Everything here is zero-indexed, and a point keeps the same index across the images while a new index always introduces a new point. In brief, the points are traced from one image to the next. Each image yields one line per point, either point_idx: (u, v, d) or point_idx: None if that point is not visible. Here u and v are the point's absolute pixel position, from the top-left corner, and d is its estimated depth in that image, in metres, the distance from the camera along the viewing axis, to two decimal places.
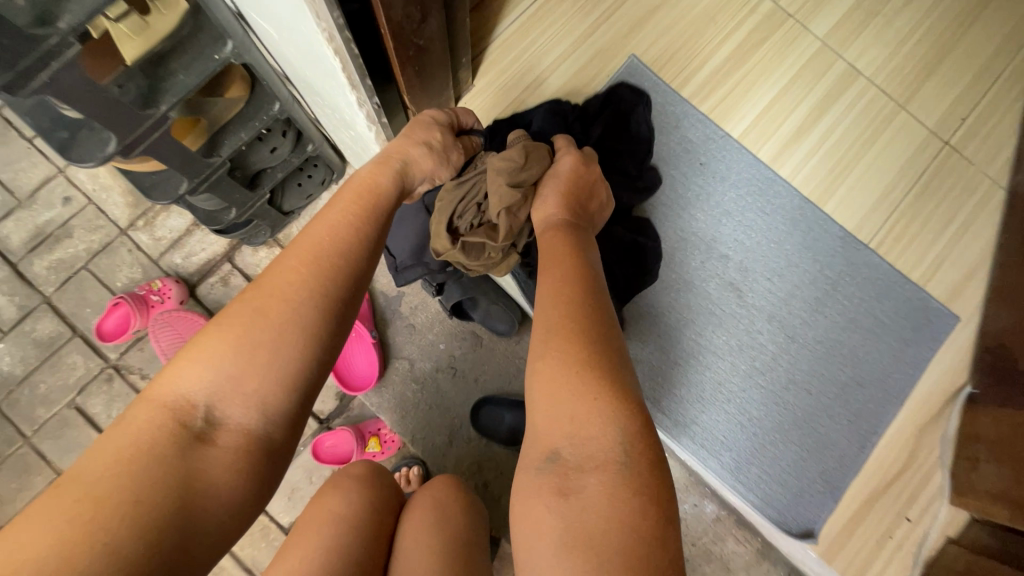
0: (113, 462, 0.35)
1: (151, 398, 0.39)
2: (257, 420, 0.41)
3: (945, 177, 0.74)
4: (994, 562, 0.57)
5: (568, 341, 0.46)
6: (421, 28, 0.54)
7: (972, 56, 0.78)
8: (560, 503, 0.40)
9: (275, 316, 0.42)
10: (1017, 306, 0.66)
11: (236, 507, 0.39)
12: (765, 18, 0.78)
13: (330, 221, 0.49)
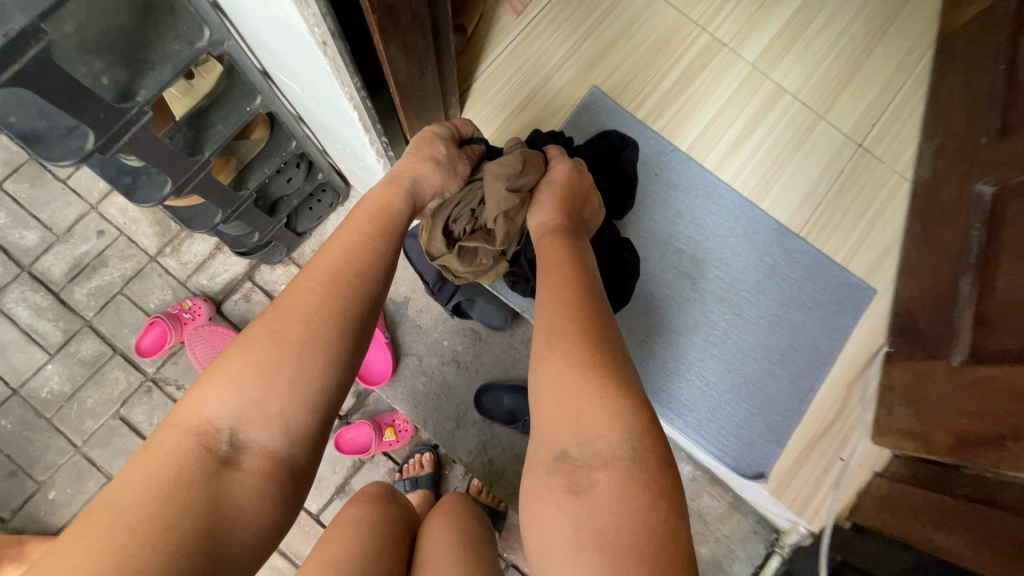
0: (145, 489, 0.39)
1: (180, 424, 0.43)
2: (281, 443, 0.45)
3: (861, 174, 0.89)
4: (911, 488, 0.71)
5: (567, 347, 0.53)
6: (420, 81, 0.67)
7: (878, 70, 0.93)
8: (573, 501, 0.46)
9: (294, 341, 0.47)
10: (919, 279, 0.80)
11: (263, 526, 0.43)
12: (704, 48, 0.92)
13: (338, 252, 0.53)
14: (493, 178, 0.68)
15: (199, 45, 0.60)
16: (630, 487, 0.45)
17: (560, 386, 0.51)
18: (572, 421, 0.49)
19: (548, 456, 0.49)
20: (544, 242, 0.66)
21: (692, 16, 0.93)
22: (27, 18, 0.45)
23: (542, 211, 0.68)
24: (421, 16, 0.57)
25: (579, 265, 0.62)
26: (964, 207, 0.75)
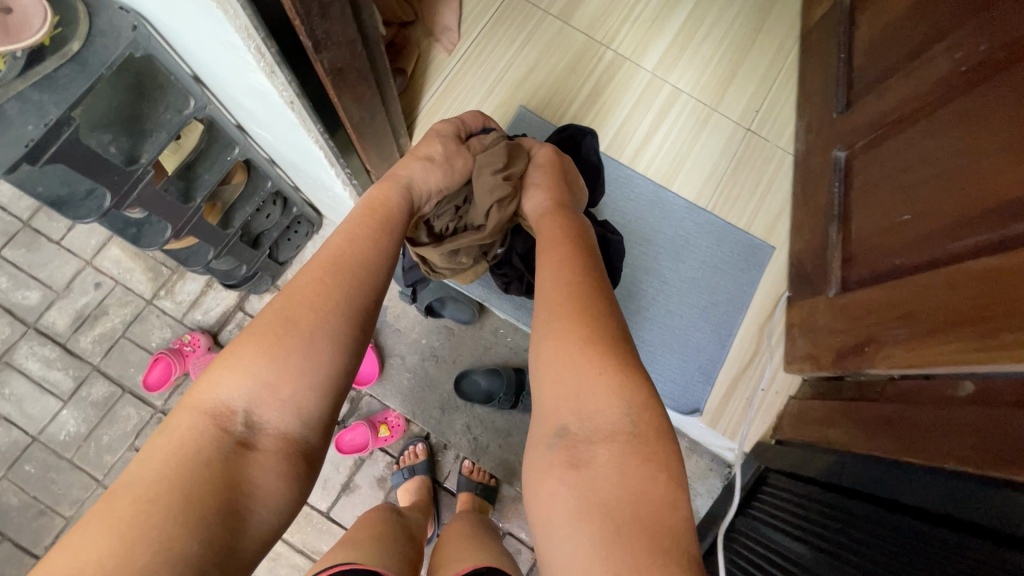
0: (162, 469, 0.40)
1: (195, 405, 0.45)
2: (295, 426, 0.47)
3: (752, 153, 1.06)
4: (818, 401, 0.87)
5: (574, 323, 0.57)
6: (370, 119, 0.81)
7: (756, 66, 1.11)
8: (572, 473, 0.50)
9: (304, 328, 0.48)
10: (802, 235, 0.98)
11: (281, 506, 0.44)
12: (611, 64, 1.09)
13: (337, 244, 0.56)
14: (484, 170, 0.77)
15: (186, 111, 0.72)
16: (631, 461, 0.49)
17: (563, 362, 0.55)
18: (576, 399, 0.53)
19: (549, 433, 0.53)
20: (545, 217, 0.74)
21: (597, 38, 1.10)
22: (59, 109, 0.59)
23: (533, 197, 0.77)
24: (365, 72, 0.72)
25: (577, 249, 0.66)
26: (826, 171, 0.94)
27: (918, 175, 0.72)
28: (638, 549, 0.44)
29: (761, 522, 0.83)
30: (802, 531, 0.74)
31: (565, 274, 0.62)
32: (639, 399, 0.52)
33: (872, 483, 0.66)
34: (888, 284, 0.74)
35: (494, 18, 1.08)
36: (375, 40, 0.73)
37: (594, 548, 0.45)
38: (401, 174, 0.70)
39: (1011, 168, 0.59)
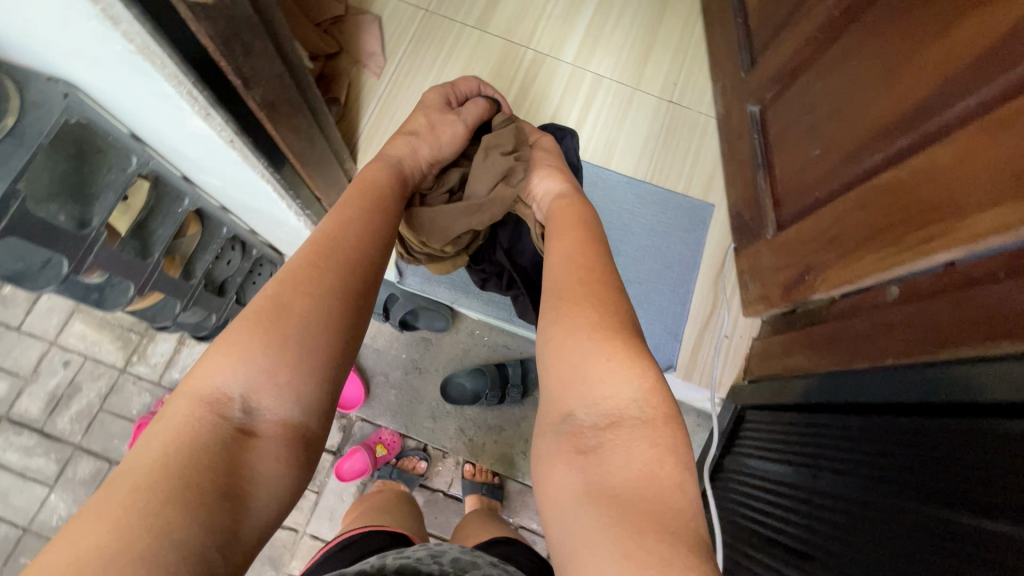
0: (160, 455, 0.38)
1: (191, 392, 0.43)
2: (295, 411, 0.44)
3: (678, 122, 1.14)
4: (788, 331, 0.90)
5: (586, 309, 0.55)
6: (310, 142, 0.84)
7: (667, 42, 1.19)
8: (581, 460, 0.47)
9: (301, 310, 0.47)
10: (735, 189, 1.05)
11: (282, 493, 0.42)
12: (533, 62, 1.15)
13: (328, 225, 0.55)
14: (491, 153, 0.81)
15: (131, 169, 0.76)
16: (639, 445, 0.46)
17: (576, 351, 0.53)
18: (587, 387, 0.50)
19: (558, 419, 0.51)
20: (559, 202, 0.74)
21: (516, 40, 1.16)
22: (5, 183, 0.60)
23: (541, 180, 0.79)
24: (298, 104, 0.76)
25: (582, 244, 0.64)
26: (745, 126, 1.01)
27: (821, 112, 0.79)
28: (650, 533, 0.40)
29: (751, 458, 0.86)
30: (785, 454, 0.77)
31: (577, 257, 0.62)
32: (646, 385, 0.49)
33: (843, 390, 0.69)
34: (815, 214, 0.80)
35: (414, 38, 1.13)
36: (302, 72, 0.77)
37: (599, 530, 0.41)
38: (391, 154, 0.71)
39: (896, 85, 0.65)
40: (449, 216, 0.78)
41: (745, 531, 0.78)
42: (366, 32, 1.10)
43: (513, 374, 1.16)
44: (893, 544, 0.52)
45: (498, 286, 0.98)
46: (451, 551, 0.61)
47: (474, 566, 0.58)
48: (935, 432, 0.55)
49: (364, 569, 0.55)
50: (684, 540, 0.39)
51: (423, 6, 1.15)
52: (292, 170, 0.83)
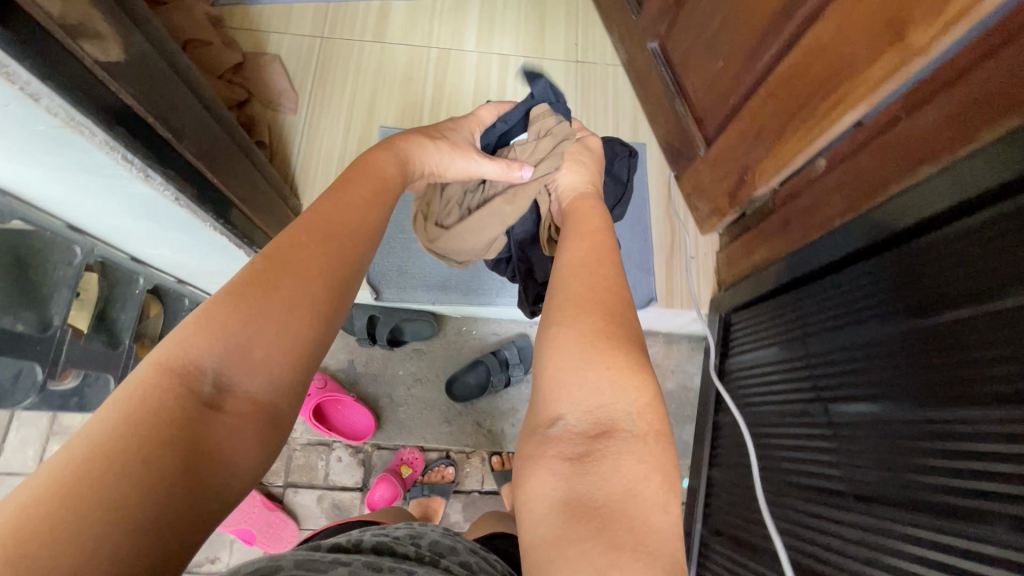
0: (126, 419, 0.34)
1: (162, 359, 0.38)
2: (267, 390, 0.41)
3: (590, 77, 1.19)
4: (751, 228, 0.95)
5: (588, 313, 0.46)
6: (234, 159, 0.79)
7: (558, 8, 1.24)
8: (570, 470, 0.38)
9: (285, 290, 0.43)
10: (659, 123, 1.12)
11: (245, 472, 0.38)
12: (439, 59, 1.18)
13: (330, 207, 0.50)
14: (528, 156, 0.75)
15: (76, 262, 0.73)
16: (626, 459, 0.37)
17: (573, 356, 0.43)
18: (582, 392, 0.42)
19: (546, 423, 0.42)
20: (582, 201, 0.66)
21: (418, 43, 1.19)
22: None
23: (567, 171, 0.69)
24: (221, 139, 0.75)
25: (575, 254, 0.55)
26: (651, 63, 1.08)
27: (714, 26, 0.86)
28: (632, 553, 0.32)
29: (747, 353, 0.89)
30: (785, 334, 0.79)
31: (583, 257, 0.54)
32: (644, 398, 0.41)
33: (828, 248, 0.70)
34: (737, 119, 0.87)
35: (318, 67, 1.14)
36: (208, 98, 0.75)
37: (570, 542, 0.33)
38: (402, 145, 0.64)
39: None
40: (462, 228, 0.78)
41: (766, 414, 0.78)
42: (270, 71, 1.10)
43: (510, 355, 1.18)
44: (894, 380, 0.56)
45: (506, 271, 0.94)
46: (429, 533, 0.68)
47: (448, 551, 0.65)
48: (928, 250, 0.56)
49: (341, 544, 0.61)
50: (661, 561, 0.33)
51: (318, 34, 1.16)
52: (241, 218, 0.83)
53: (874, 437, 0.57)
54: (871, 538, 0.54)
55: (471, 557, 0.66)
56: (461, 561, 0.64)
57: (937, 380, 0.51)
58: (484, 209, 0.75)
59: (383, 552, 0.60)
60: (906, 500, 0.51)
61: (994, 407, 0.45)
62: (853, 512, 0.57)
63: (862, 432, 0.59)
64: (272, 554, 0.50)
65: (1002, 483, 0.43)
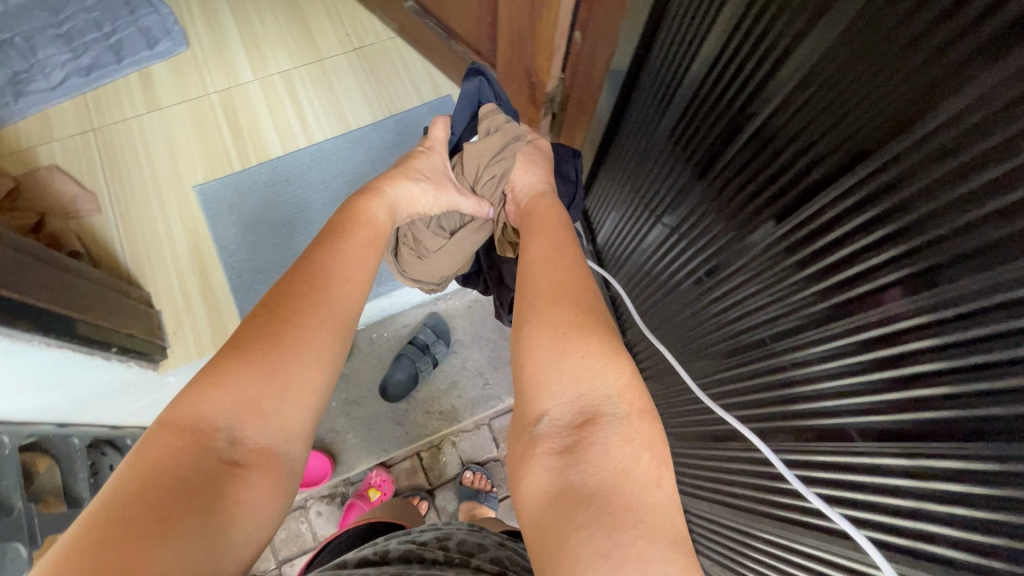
0: (142, 486, 0.32)
1: (171, 423, 0.35)
2: (279, 440, 0.38)
3: (372, 57, 1.21)
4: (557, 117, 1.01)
5: (569, 309, 0.45)
6: (37, 275, 0.75)
7: (314, 9, 1.25)
8: (561, 460, 0.37)
9: (286, 352, 0.40)
10: (451, 72, 1.16)
11: (263, 525, 0.36)
12: (222, 101, 1.15)
13: (321, 251, 0.48)
14: (484, 162, 0.67)
15: None
16: (614, 442, 0.36)
17: (546, 349, 0.43)
18: (562, 383, 0.41)
19: (531, 423, 0.41)
20: (536, 205, 0.61)
21: (194, 95, 1.15)
22: None
23: (521, 173, 0.65)
24: (12, 256, 0.72)
25: (527, 254, 0.54)
26: (418, 22, 1.11)
27: None
28: (632, 532, 0.32)
29: (616, 219, 0.91)
30: (630, 178, 0.81)
31: (547, 253, 0.52)
32: (622, 379, 0.40)
33: (627, 86, 0.75)
34: (509, 37, 0.92)
35: (102, 157, 1.09)
36: None
37: (573, 531, 0.33)
38: (386, 188, 0.60)
39: None
40: (450, 255, 0.71)
41: (650, 253, 0.79)
42: (53, 182, 1.03)
43: (426, 337, 1.20)
44: (711, 140, 0.58)
45: (477, 284, 0.90)
46: (458, 531, 0.64)
47: (479, 547, 0.60)
48: (676, 32, 0.60)
49: (368, 558, 0.58)
50: (662, 536, 0.32)
51: (88, 128, 1.11)
52: (91, 327, 0.81)
53: (724, 196, 0.57)
54: (752, 283, 0.54)
55: (507, 551, 0.60)
56: (494, 558, 0.58)
57: (715, 137, 0.57)
58: (470, 230, 0.70)
59: (411, 560, 0.56)
60: (762, 225, 0.51)
61: (776, 93, 0.47)
62: (736, 271, 0.56)
63: (715, 201, 0.59)
64: None
65: (812, 148, 0.44)
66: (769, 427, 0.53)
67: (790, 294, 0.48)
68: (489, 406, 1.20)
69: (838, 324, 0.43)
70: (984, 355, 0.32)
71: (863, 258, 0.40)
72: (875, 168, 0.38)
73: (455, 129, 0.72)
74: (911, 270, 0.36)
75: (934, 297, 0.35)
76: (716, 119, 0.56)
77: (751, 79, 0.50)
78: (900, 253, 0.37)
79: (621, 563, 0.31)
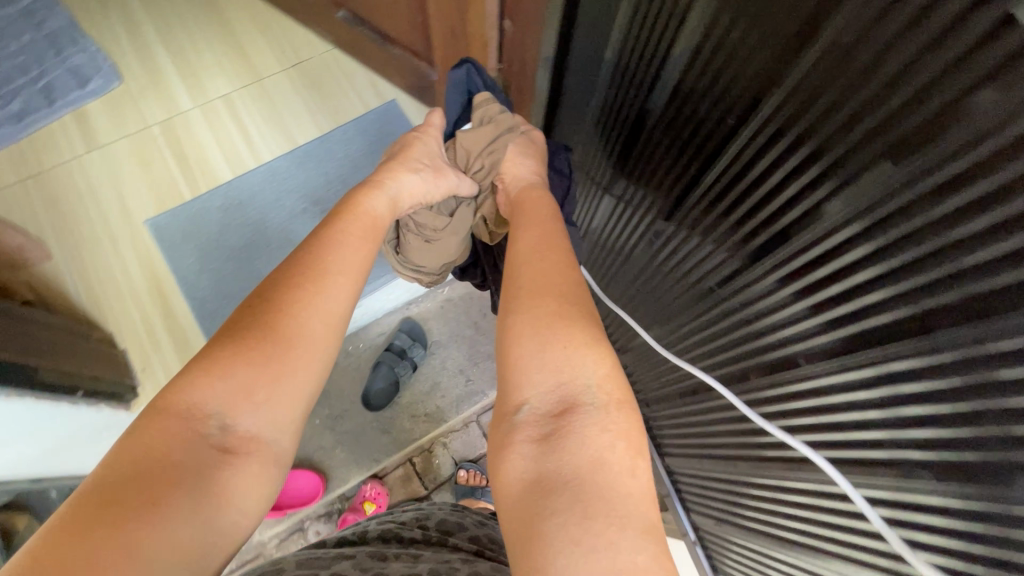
0: (133, 469, 0.32)
1: (163, 408, 0.36)
2: (270, 429, 0.38)
3: (311, 72, 1.21)
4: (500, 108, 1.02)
5: (557, 301, 0.44)
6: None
7: (248, 31, 1.25)
8: (538, 448, 0.37)
9: (275, 347, 0.39)
10: (392, 78, 1.17)
11: (252, 511, 0.36)
12: (164, 132, 1.14)
13: (314, 240, 0.47)
14: (478, 151, 0.63)
15: None
16: (590, 429, 0.36)
17: (529, 339, 0.42)
18: (542, 373, 0.40)
19: (511, 410, 0.40)
20: (527, 196, 0.57)
21: (134, 129, 1.14)
22: None
23: (514, 162, 0.60)
24: None
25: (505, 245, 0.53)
26: (353, 32, 1.12)
27: None
28: (604, 521, 0.32)
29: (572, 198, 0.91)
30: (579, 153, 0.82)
31: (534, 242, 0.50)
32: (602, 369, 0.40)
33: (558, 60, 0.75)
34: (444, 35, 0.93)
35: (46, 203, 1.06)
36: None
37: (546, 517, 0.33)
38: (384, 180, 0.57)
39: None
40: (444, 245, 0.65)
41: (608, 223, 0.80)
42: None
43: (402, 342, 1.20)
44: (642, 94, 0.58)
45: None
46: (438, 512, 0.66)
47: (457, 527, 0.63)
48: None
49: (347, 537, 0.61)
50: (632, 526, 0.32)
51: (27, 174, 1.08)
52: (55, 375, 0.79)
53: (662, 148, 0.58)
54: (703, 227, 0.54)
55: (483, 530, 0.64)
56: (472, 536, 0.61)
57: (645, 90, 0.58)
58: (462, 218, 0.64)
59: (389, 539, 0.59)
60: (701, 168, 0.52)
61: (688, 34, 0.47)
62: (686, 220, 0.57)
63: (656, 155, 0.60)
64: (273, 559, 0.50)
65: (731, 81, 0.44)
66: (744, 368, 0.54)
67: (737, 230, 0.49)
68: (474, 402, 1.20)
69: (780, 252, 0.44)
70: (913, 249, 0.33)
71: (793, 180, 0.40)
72: (782, 97, 0.39)
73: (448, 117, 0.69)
74: (836, 181, 0.37)
75: (858, 205, 0.36)
76: (643, 81, 0.58)
77: (664, 25, 0.50)
78: (821, 171, 0.38)
79: (593, 550, 0.31)
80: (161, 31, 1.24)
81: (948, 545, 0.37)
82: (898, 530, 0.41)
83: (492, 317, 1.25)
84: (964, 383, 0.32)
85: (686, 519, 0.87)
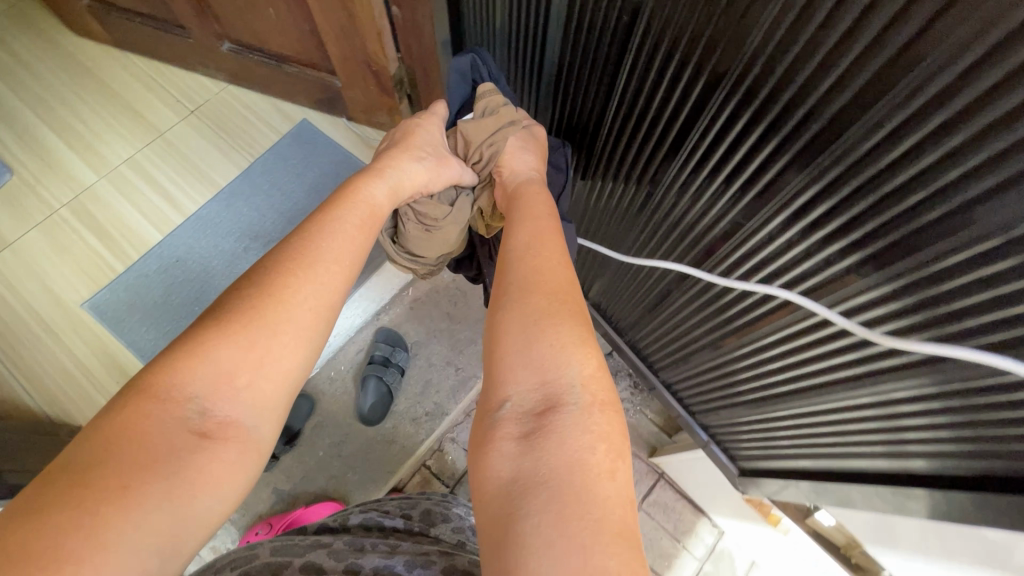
0: (107, 448, 0.33)
1: (148, 389, 0.36)
2: (250, 418, 0.38)
3: (211, 113, 1.18)
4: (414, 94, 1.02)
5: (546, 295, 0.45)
6: None
7: (133, 88, 1.20)
8: (520, 448, 0.37)
9: (257, 339, 0.39)
10: (296, 97, 1.15)
11: (228, 496, 0.36)
12: (74, 211, 1.08)
13: (300, 228, 0.48)
14: (478, 141, 0.62)
15: None
16: (574, 431, 0.36)
17: (515, 333, 0.42)
18: (526, 370, 0.41)
19: (493, 408, 0.40)
20: (527, 188, 0.57)
21: (41, 216, 1.07)
22: None
23: (515, 156, 0.60)
24: None
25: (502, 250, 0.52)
26: (246, 61, 1.10)
27: None
28: (576, 523, 0.32)
29: None
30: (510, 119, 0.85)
31: (528, 237, 0.50)
32: (587, 369, 0.40)
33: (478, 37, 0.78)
34: (338, 40, 0.92)
35: None
36: None
37: (522, 518, 0.33)
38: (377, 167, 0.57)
39: None
40: (443, 237, 0.64)
41: None
42: None
43: (383, 351, 1.19)
44: (543, 30, 0.62)
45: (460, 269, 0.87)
46: (423, 501, 0.70)
47: (442, 517, 0.68)
48: None
49: (329, 524, 0.64)
50: (608, 529, 0.32)
51: None
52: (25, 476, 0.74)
53: (576, 73, 0.62)
54: (631, 127, 0.58)
55: (465, 521, 0.69)
56: (456, 527, 0.66)
57: (544, 27, 0.62)
58: (460, 210, 0.63)
59: (371, 528, 0.63)
60: (614, 74, 0.56)
61: None
62: (615, 128, 0.61)
63: (572, 82, 0.64)
64: (249, 544, 0.52)
65: None
66: (704, 244, 0.58)
67: (661, 115, 0.53)
68: (470, 387, 1.21)
69: (700, 118, 0.49)
70: (800, 70, 0.38)
71: (689, 48, 0.46)
72: None
73: (451, 105, 0.69)
74: (723, 33, 0.42)
75: (744, 51, 0.41)
76: (540, 39, 0.64)
77: None
78: (696, 67, 0.46)
79: (564, 554, 0.31)
80: (40, 109, 1.18)
81: (907, 322, 0.41)
82: (881, 328, 0.43)
83: (464, 305, 1.26)
84: (871, 173, 0.37)
85: (697, 424, 0.90)
